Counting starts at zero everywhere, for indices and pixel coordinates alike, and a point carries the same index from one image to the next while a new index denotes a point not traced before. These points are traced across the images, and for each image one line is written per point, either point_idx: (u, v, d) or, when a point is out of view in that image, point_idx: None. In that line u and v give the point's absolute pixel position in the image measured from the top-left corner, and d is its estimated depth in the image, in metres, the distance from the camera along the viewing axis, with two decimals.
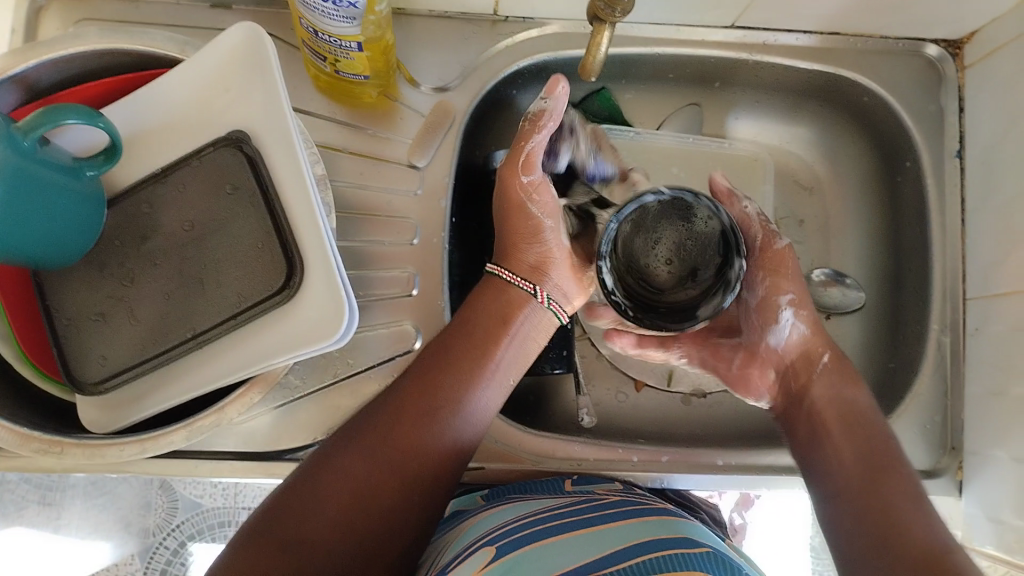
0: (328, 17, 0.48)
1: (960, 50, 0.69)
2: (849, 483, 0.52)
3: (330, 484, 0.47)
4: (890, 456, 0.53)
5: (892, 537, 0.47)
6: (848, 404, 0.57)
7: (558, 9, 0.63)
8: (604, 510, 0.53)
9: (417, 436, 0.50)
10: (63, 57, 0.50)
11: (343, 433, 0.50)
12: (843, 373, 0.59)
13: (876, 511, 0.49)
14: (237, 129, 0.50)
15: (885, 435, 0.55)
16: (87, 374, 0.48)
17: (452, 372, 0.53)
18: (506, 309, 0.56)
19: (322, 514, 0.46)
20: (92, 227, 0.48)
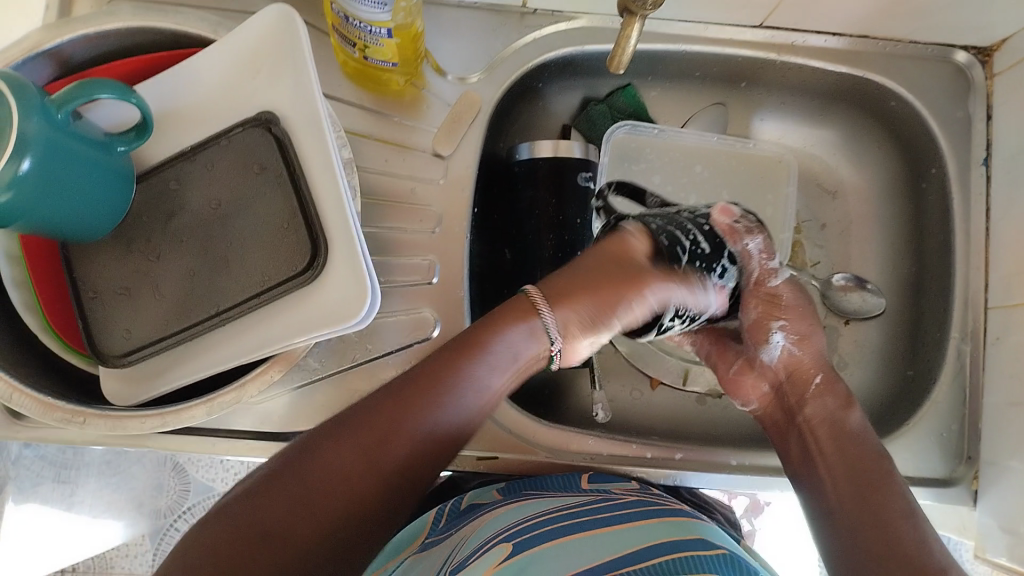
0: (359, 2, 0.48)
1: (990, 58, 0.68)
2: (849, 514, 0.52)
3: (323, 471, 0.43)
4: (887, 484, 0.53)
5: (896, 574, 0.47)
6: (844, 425, 0.56)
7: (587, 3, 0.63)
8: (619, 509, 0.53)
9: (404, 436, 0.45)
10: (97, 32, 0.51)
11: (324, 432, 0.45)
12: (838, 392, 0.58)
13: (878, 546, 0.49)
14: (265, 109, 0.50)
15: (883, 463, 0.54)
16: (111, 347, 0.49)
17: (459, 359, 0.48)
18: (516, 310, 0.52)
19: (313, 492, 0.42)
20: (121, 202, 0.48)
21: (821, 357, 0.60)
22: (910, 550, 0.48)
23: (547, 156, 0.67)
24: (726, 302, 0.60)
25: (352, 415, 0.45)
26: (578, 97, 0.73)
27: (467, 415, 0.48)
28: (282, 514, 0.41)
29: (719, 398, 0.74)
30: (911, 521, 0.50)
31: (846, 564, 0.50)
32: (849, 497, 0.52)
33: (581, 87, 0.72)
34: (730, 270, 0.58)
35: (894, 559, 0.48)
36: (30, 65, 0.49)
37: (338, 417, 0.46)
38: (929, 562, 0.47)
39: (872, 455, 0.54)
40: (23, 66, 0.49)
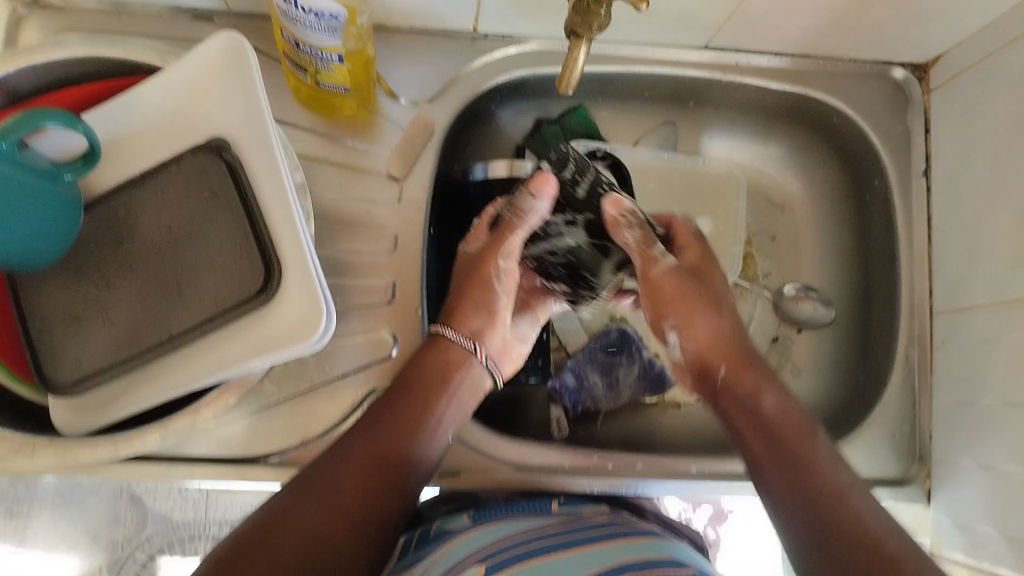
0: (309, 28, 0.49)
1: (926, 74, 0.71)
2: (793, 499, 0.50)
3: (294, 525, 0.47)
4: (820, 457, 0.51)
5: (853, 555, 0.46)
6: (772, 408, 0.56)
7: (537, 27, 0.64)
8: (593, 530, 0.54)
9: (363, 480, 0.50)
10: (42, 62, 0.51)
11: (288, 497, 0.49)
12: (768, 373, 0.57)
13: (827, 529, 0.47)
14: (215, 135, 0.51)
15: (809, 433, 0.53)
16: (62, 377, 0.49)
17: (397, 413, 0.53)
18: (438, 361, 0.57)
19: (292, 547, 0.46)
20: (68, 229, 0.49)
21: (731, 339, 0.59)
22: (862, 526, 0.47)
23: (502, 176, 0.67)
24: (553, 249, 0.59)
25: (307, 477, 0.50)
26: (531, 119, 0.74)
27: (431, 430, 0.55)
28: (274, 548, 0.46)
29: (679, 407, 0.76)
30: (864, 500, 0.49)
31: (809, 555, 0.48)
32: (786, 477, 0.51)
33: (533, 108, 0.73)
34: (577, 228, 0.58)
35: (848, 539, 0.46)
36: None
37: (308, 481, 0.50)
38: (886, 538, 0.46)
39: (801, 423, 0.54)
40: None
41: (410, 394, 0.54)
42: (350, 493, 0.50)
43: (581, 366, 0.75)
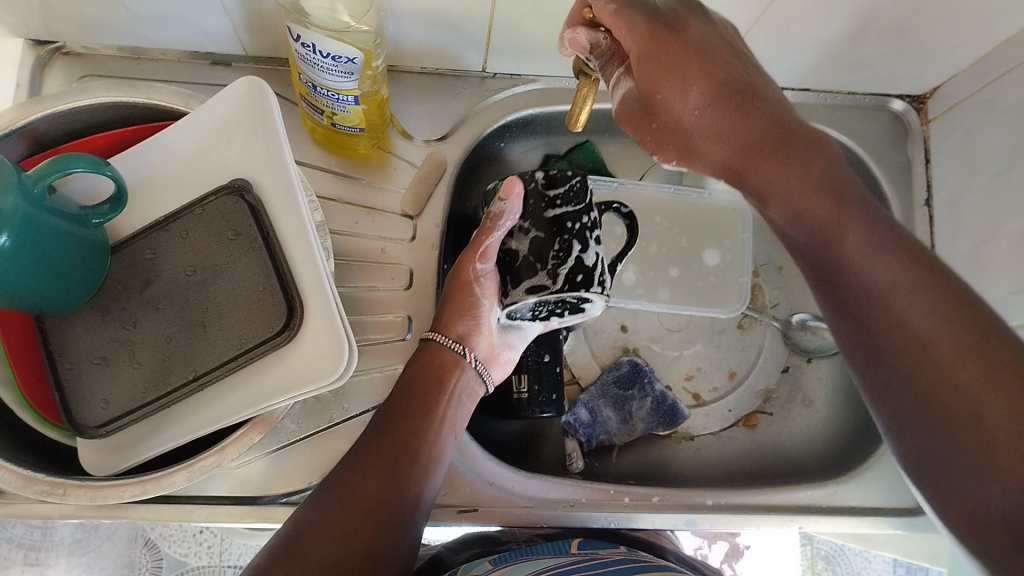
0: (327, 72, 0.50)
1: (924, 105, 0.73)
2: (866, 355, 0.49)
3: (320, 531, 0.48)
4: (887, 289, 0.47)
5: (933, 394, 0.45)
6: (808, 225, 0.50)
7: (544, 67, 0.66)
8: (610, 569, 0.54)
9: (381, 477, 0.51)
10: (69, 109, 0.52)
11: (315, 500, 0.50)
12: (811, 201, 0.50)
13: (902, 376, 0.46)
14: (239, 177, 0.51)
15: (844, 238, 0.49)
16: (89, 418, 0.49)
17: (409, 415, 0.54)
18: (441, 356, 0.58)
19: (322, 548, 0.47)
20: (95, 273, 0.49)
21: (742, 65, 0.48)
22: (926, 344, 0.45)
23: None
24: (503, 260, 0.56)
25: (329, 482, 0.51)
26: (540, 154, 0.75)
27: (444, 429, 0.55)
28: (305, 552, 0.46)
29: (691, 440, 0.76)
30: (915, 296, 0.46)
31: (901, 412, 0.47)
32: (890, 364, 0.47)
33: (542, 143, 0.75)
34: (527, 233, 0.54)
35: (926, 376, 0.45)
36: (5, 143, 0.50)
37: (338, 483, 0.51)
38: (943, 339, 0.44)
39: (834, 226, 0.49)
40: (1, 144, 0.50)
41: (412, 393, 0.55)
42: (374, 481, 0.51)
43: (594, 400, 0.74)
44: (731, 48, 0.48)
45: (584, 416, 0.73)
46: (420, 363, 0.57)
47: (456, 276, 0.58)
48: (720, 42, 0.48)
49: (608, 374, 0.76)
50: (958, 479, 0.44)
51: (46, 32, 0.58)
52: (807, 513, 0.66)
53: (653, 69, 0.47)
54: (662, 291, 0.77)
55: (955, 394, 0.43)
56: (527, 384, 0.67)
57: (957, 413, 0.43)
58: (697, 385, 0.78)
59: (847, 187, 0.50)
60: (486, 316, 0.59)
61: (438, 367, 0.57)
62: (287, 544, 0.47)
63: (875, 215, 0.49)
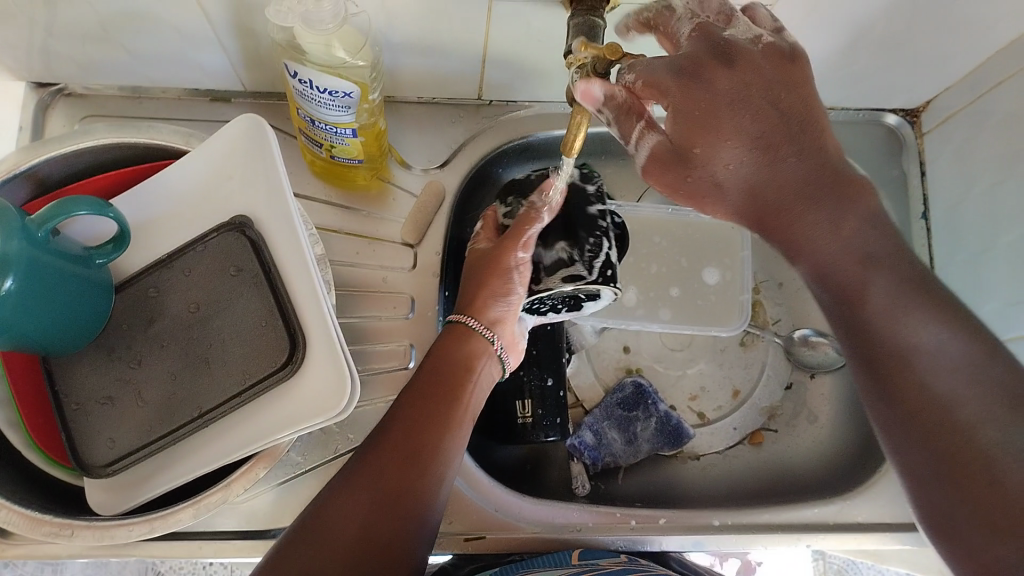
0: (325, 106, 0.50)
1: (917, 118, 0.73)
2: (880, 397, 0.46)
3: (332, 522, 0.45)
4: (908, 343, 0.44)
5: (948, 445, 0.42)
6: (832, 281, 0.47)
7: (539, 93, 0.67)
8: None
9: (399, 466, 0.48)
10: (72, 150, 0.52)
11: (336, 488, 0.47)
12: (835, 261, 0.47)
13: (928, 430, 0.43)
14: (241, 214, 0.52)
15: (867, 291, 0.46)
16: (96, 458, 0.49)
17: (429, 406, 0.52)
18: (460, 350, 0.57)
19: (334, 542, 0.44)
20: (100, 312, 0.50)
21: (782, 108, 0.44)
22: (947, 399, 0.43)
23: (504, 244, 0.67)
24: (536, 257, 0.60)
25: (347, 467, 0.48)
26: None
27: (463, 423, 0.53)
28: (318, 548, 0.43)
29: (698, 459, 0.76)
30: (939, 352, 0.44)
31: (917, 463, 0.44)
32: (914, 415, 0.44)
33: None
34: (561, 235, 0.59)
35: (934, 428, 0.43)
36: (8, 187, 0.51)
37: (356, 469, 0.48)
38: (963, 397, 0.42)
39: (856, 281, 0.46)
40: (4, 188, 0.50)
41: (432, 383, 0.54)
42: (393, 470, 0.48)
43: (599, 422, 0.74)
44: (771, 91, 0.44)
45: (587, 439, 0.73)
46: (449, 347, 0.56)
47: (495, 261, 0.58)
48: (758, 86, 0.44)
49: (608, 399, 0.76)
50: (969, 537, 0.41)
51: (47, 75, 0.59)
52: (816, 531, 0.66)
53: (688, 120, 0.44)
54: (664, 311, 0.77)
55: (973, 452, 0.41)
56: (530, 409, 0.67)
57: (976, 469, 0.41)
58: (702, 404, 0.78)
59: (880, 244, 0.47)
60: (516, 301, 0.59)
61: (459, 354, 0.56)
62: (296, 534, 0.44)
63: (909, 265, 0.46)
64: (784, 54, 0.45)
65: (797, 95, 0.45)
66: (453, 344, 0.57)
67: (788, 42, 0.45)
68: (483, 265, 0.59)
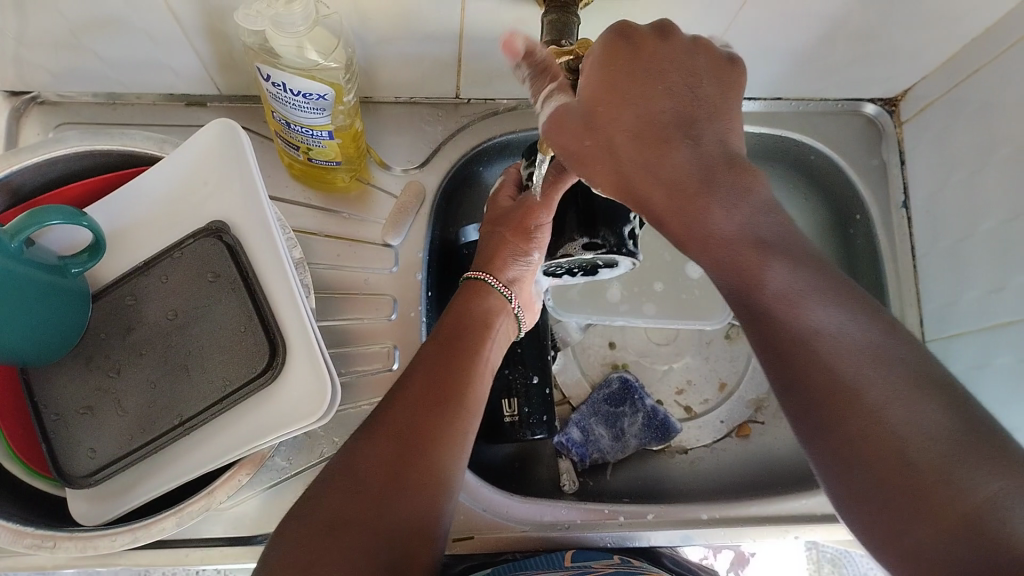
0: (299, 109, 0.50)
1: (896, 107, 0.73)
2: (787, 388, 0.42)
3: (371, 453, 0.47)
4: (809, 331, 0.40)
5: (858, 431, 0.38)
6: (733, 270, 0.43)
7: (517, 91, 0.67)
8: None
9: (432, 403, 0.51)
10: (45, 158, 0.52)
11: (359, 442, 0.48)
12: (732, 247, 0.42)
13: (837, 416, 0.39)
14: (217, 220, 0.51)
15: (765, 276, 0.42)
16: (76, 468, 0.49)
17: (456, 352, 0.55)
18: (480, 307, 0.60)
19: (376, 469, 0.46)
20: (77, 321, 0.49)
21: (697, 95, 0.42)
22: (855, 384, 0.39)
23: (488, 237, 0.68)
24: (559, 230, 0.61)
25: (367, 425, 0.50)
26: None
27: (486, 367, 0.57)
28: (358, 478, 0.46)
29: (686, 453, 0.76)
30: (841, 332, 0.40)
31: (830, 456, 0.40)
32: (818, 402, 0.40)
33: None
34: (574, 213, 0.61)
35: (841, 416, 0.39)
36: None
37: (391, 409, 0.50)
38: (869, 378, 0.38)
39: (752, 267, 0.42)
40: None
41: (460, 333, 0.57)
42: (422, 410, 0.50)
43: (586, 419, 0.74)
44: (692, 76, 0.42)
45: (575, 437, 0.73)
46: (470, 302, 0.60)
47: (519, 222, 0.61)
48: (682, 68, 0.42)
49: (595, 396, 0.76)
50: (888, 521, 0.38)
51: (19, 84, 0.58)
52: (804, 522, 0.66)
53: (605, 78, 0.42)
54: (648, 305, 0.77)
55: (885, 438, 0.37)
56: (516, 407, 0.67)
57: (888, 457, 0.37)
58: (689, 398, 0.78)
59: (772, 232, 0.43)
60: (535, 261, 0.63)
61: (478, 308, 0.60)
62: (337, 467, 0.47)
63: (805, 253, 0.43)
64: (723, 61, 0.44)
65: (720, 92, 0.43)
66: (479, 297, 0.61)
67: (726, 52, 0.44)
68: (505, 226, 0.62)
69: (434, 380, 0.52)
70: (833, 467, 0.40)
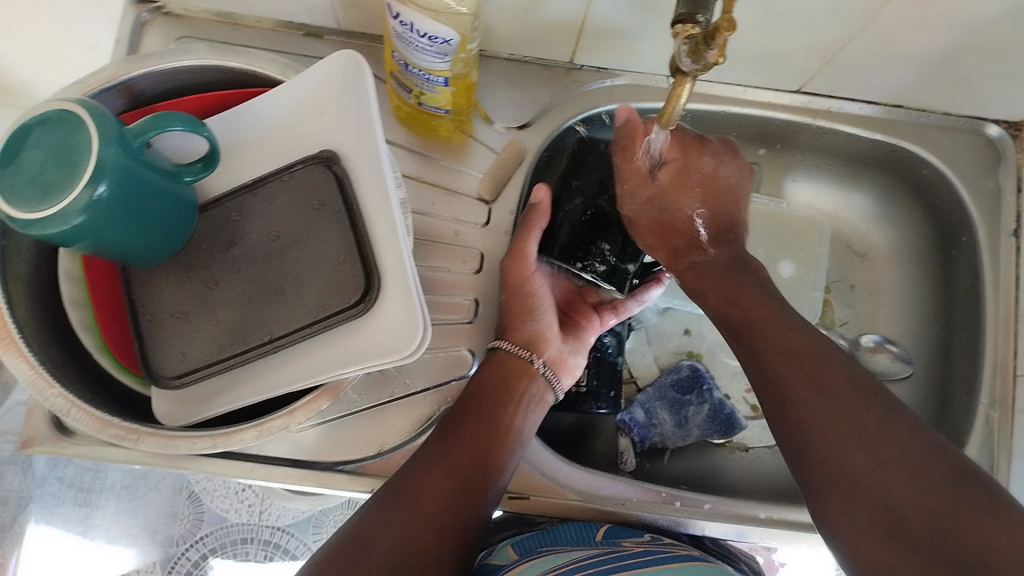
0: (420, 51, 0.50)
1: (1020, 132, 0.70)
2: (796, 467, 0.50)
3: (386, 527, 0.49)
4: (810, 389, 0.50)
5: (879, 510, 0.44)
6: (735, 309, 0.57)
7: (632, 63, 0.66)
8: (647, 556, 0.54)
9: (444, 479, 0.52)
10: (170, 67, 0.53)
11: (374, 501, 0.51)
12: (737, 291, 0.58)
13: (858, 489, 0.46)
14: (327, 149, 0.52)
15: (761, 314, 0.56)
16: (167, 369, 0.51)
17: (470, 427, 0.54)
18: (505, 373, 0.58)
19: (389, 542, 0.48)
20: (182, 228, 0.50)
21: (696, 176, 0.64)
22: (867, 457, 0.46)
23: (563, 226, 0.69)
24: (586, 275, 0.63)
25: (391, 486, 0.51)
26: None
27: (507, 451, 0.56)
28: (373, 546, 0.48)
29: (746, 451, 0.75)
30: (853, 402, 0.48)
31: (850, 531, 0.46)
32: (845, 481, 0.46)
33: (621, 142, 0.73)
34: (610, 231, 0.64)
35: (861, 494, 0.45)
36: (104, 97, 0.52)
37: (402, 481, 0.51)
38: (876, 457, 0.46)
39: (755, 318, 0.56)
40: (100, 97, 0.51)
41: (478, 398, 0.56)
42: (437, 487, 0.52)
43: (651, 402, 0.74)
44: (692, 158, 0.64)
45: (637, 427, 0.72)
46: (497, 369, 0.58)
47: (514, 287, 0.60)
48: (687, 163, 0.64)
49: (656, 387, 0.75)
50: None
51: None
52: None
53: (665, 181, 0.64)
54: None
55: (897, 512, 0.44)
56: (586, 379, 0.67)
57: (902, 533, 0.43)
58: (756, 397, 0.77)
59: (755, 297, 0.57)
60: (545, 325, 0.61)
61: (503, 380, 0.58)
62: (348, 534, 0.48)
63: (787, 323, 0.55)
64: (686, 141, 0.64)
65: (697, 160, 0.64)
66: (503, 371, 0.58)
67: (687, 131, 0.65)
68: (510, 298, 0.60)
69: (462, 444, 0.54)
70: (843, 524, 0.46)
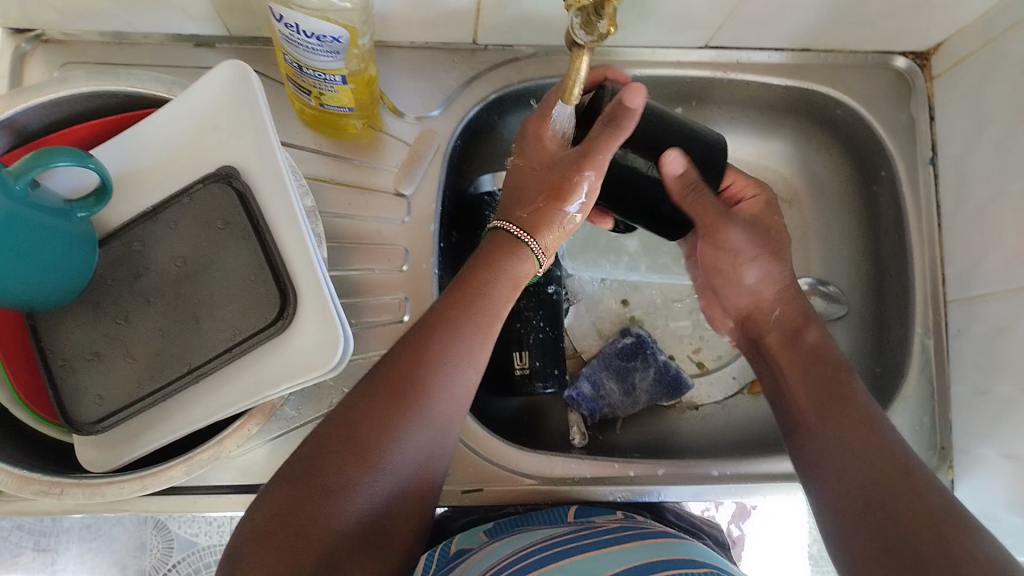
0: (311, 51, 0.48)
1: (927, 62, 0.70)
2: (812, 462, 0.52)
3: (361, 425, 0.46)
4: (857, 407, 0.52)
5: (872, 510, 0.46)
6: (821, 363, 0.56)
7: (536, 37, 0.64)
8: (605, 534, 0.54)
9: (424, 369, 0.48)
10: (50, 99, 0.50)
11: (361, 387, 0.48)
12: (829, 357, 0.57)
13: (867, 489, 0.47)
14: (225, 165, 0.50)
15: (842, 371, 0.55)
16: (85, 415, 0.48)
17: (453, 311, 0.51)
18: (497, 249, 0.54)
19: (362, 436, 0.46)
20: (82, 266, 0.48)
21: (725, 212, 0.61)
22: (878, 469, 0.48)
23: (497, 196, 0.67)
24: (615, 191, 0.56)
25: (370, 375, 0.49)
26: None
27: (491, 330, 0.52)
28: (343, 445, 0.45)
29: (696, 409, 0.76)
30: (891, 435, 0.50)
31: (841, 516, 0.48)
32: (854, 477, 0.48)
33: None
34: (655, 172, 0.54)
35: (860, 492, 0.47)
36: None
37: (382, 370, 0.48)
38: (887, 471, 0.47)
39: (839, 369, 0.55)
40: None
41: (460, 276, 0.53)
42: (412, 373, 0.48)
43: (597, 373, 0.73)
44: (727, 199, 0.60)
45: (585, 400, 0.72)
46: (487, 249, 0.54)
47: (533, 160, 0.56)
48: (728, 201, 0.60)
49: (603, 355, 0.74)
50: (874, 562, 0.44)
51: (22, 20, 0.56)
52: None
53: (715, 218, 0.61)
54: None
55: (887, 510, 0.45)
56: (529, 361, 0.66)
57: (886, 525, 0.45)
58: (702, 355, 0.78)
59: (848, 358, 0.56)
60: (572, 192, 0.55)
61: (493, 255, 0.54)
62: (327, 429, 0.46)
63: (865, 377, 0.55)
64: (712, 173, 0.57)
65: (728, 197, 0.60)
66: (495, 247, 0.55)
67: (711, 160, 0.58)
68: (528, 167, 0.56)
69: (441, 325, 0.50)
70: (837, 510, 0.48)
